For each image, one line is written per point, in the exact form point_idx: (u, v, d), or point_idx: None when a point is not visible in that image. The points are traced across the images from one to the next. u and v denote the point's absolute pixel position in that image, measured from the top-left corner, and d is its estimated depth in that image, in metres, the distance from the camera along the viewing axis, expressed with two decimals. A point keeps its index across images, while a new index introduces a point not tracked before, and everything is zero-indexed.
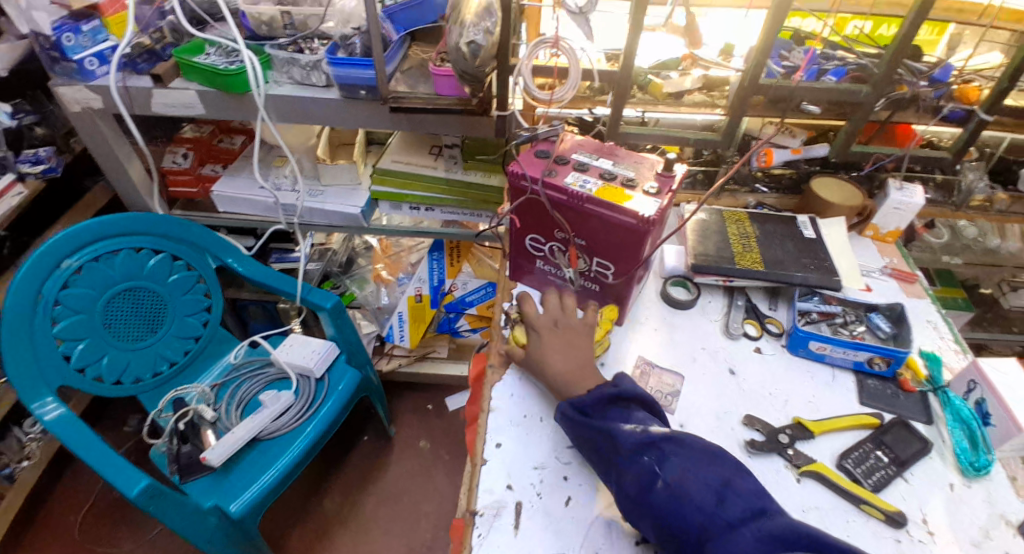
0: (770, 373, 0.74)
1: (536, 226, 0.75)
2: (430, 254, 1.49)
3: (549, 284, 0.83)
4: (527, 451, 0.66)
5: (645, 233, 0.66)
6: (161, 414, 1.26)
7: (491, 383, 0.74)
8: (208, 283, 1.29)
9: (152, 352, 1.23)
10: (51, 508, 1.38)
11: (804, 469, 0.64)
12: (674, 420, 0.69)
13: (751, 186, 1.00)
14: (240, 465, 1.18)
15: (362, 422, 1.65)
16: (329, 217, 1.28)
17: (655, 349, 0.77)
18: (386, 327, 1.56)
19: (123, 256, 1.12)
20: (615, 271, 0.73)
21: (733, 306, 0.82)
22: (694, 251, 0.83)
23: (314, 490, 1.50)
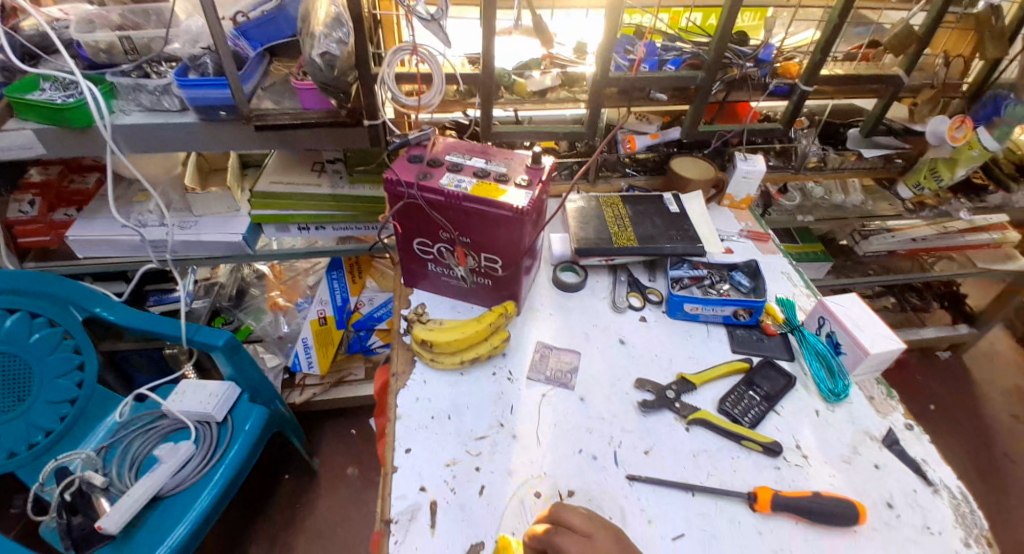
0: (655, 338, 0.81)
1: (421, 230, 0.77)
2: (329, 274, 1.44)
3: (444, 285, 0.84)
4: (437, 451, 0.66)
5: (522, 223, 0.69)
6: (42, 487, 1.12)
7: (394, 390, 0.73)
8: (76, 338, 1.15)
9: (21, 423, 1.10)
10: None
11: (691, 418, 0.71)
12: (575, 395, 0.73)
13: (622, 171, 1.08)
14: (141, 530, 1.08)
15: (281, 459, 1.57)
16: (209, 249, 1.20)
17: (551, 332, 0.81)
18: (291, 355, 1.49)
19: None
20: (503, 264, 0.76)
21: (618, 282, 0.88)
22: (575, 237, 0.88)
23: (235, 541, 1.41)
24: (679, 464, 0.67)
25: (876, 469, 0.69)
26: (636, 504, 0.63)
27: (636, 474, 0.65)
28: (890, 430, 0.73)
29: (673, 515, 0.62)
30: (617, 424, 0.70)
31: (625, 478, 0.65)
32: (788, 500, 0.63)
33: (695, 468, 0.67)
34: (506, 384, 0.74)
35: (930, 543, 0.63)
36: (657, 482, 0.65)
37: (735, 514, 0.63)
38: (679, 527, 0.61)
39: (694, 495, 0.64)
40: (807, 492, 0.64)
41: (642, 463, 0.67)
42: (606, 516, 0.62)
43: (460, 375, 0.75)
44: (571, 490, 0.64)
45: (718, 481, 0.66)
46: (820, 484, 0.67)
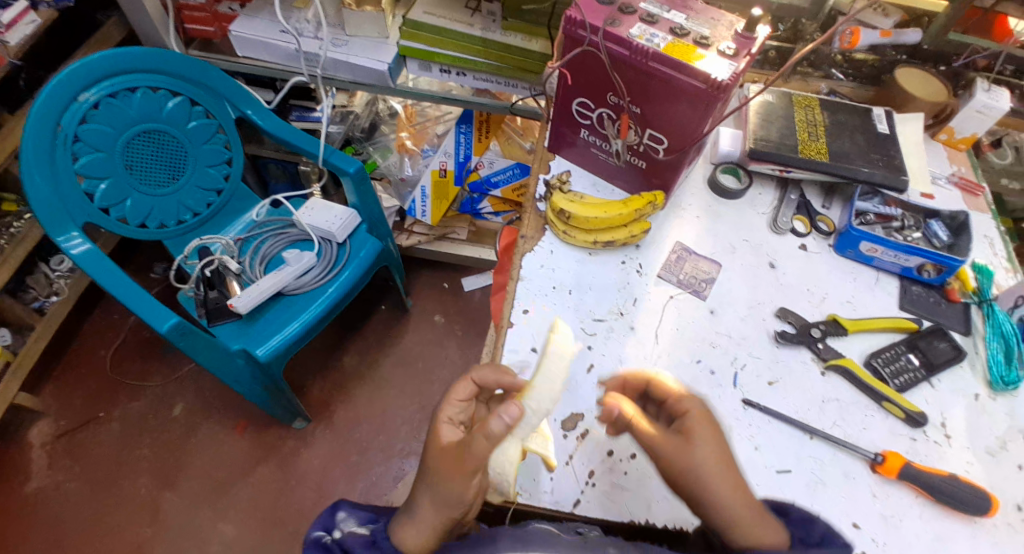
0: (811, 270, 0.72)
1: (586, 87, 0.68)
2: (458, 127, 1.39)
3: (591, 158, 0.76)
4: (554, 320, 0.66)
5: (712, 100, 0.59)
6: (186, 260, 1.28)
7: (521, 252, 0.71)
8: (228, 134, 1.26)
9: (176, 201, 1.23)
10: (81, 344, 1.55)
11: (830, 363, 0.64)
12: (705, 305, 0.67)
13: (827, 71, 0.92)
14: (266, 316, 1.23)
15: (379, 292, 1.69)
16: (354, 72, 1.19)
17: (696, 235, 0.73)
18: (408, 201, 1.52)
19: (141, 95, 1.09)
20: (668, 147, 0.67)
21: (785, 200, 0.77)
22: (755, 136, 0.76)
23: (333, 349, 1.58)
24: (802, 404, 0.62)
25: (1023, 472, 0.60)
26: (746, 429, 0.60)
27: (753, 401, 0.61)
28: None
29: (782, 449, 0.59)
30: (746, 345, 0.65)
31: (741, 402, 0.61)
32: (918, 473, 0.56)
33: (818, 413, 0.61)
34: (634, 276, 0.69)
35: None
36: (775, 415, 0.60)
37: (849, 469, 0.58)
38: (786, 463, 0.58)
39: (809, 438, 0.60)
40: (941, 471, 0.58)
41: (763, 392, 0.62)
42: None
43: (588, 256, 0.71)
44: None
45: (841, 433, 0.60)
46: (957, 470, 0.59)
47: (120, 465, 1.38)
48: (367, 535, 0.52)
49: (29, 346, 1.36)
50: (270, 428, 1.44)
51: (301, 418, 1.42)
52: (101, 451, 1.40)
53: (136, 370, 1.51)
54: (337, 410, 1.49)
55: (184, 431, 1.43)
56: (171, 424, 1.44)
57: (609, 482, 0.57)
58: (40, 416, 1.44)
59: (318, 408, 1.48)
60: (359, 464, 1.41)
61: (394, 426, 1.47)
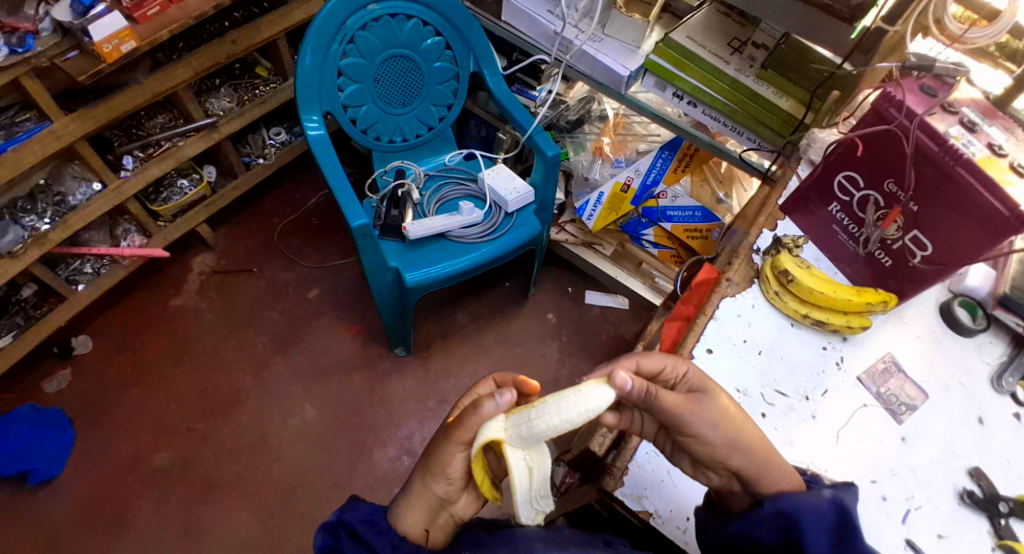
0: (1022, 445, 0.64)
1: (864, 164, 0.67)
2: (661, 151, 1.38)
3: (826, 235, 0.74)
4: (734, 372, 0.65)
5: (1009, 229, 0.55)
6: (382, 175, 1.42)
7: (720, 292, 0.71)
8: (460, 83, 1.38)
9: (398, 121, 1.38)
10: (261, 205, 1.76)
11: (1002, 542, 0.58)
12: (897, 429, 0.63)
13: None
14: (424, 248, 1.32)
15: (510, 270, 1.77)
16: (594, 68, 1.25)
17: (909, 356, 0.68)
18: (581, 199, 1.54)
19: (413, 24, 1.24)
20: (928, 256, 0.63)
21: (1016, 361, 0.69)
22: (1013, 283, 0.69)
23: (453, 301, 1.68)
24: None
25: None
26: None
27: (917, 545, 0.57)
28: None
29: None
30: (928, 489, 0.60)
31: (903, 540, 0.57)
32: None
33: None
34: (831, 367, 0.67)
35: None
36: None
37: None
38: None
39: None
40: None
41: (932, 544, 0.57)
42: None
43: (789, 325, 0.69)
44: None
45: None
46: None
47: (251, 316, 1.56)
48: (367, 515, 0.59)
49: (225, 190, 1.57)
50: (375, 342, 1.56)
51: (404, 346, 1.52)
52: (242, 297, 1.59)
53: (293, 246, 1.70)
54: (435, 355, 1.57)
55: (310, 313, 1.59)
56: (303, 301, 1.60)
57: None
58: (209, 248, 1.66)
59: (420, 346, 1.58)
60: (434, 410, 1.48)
61: None
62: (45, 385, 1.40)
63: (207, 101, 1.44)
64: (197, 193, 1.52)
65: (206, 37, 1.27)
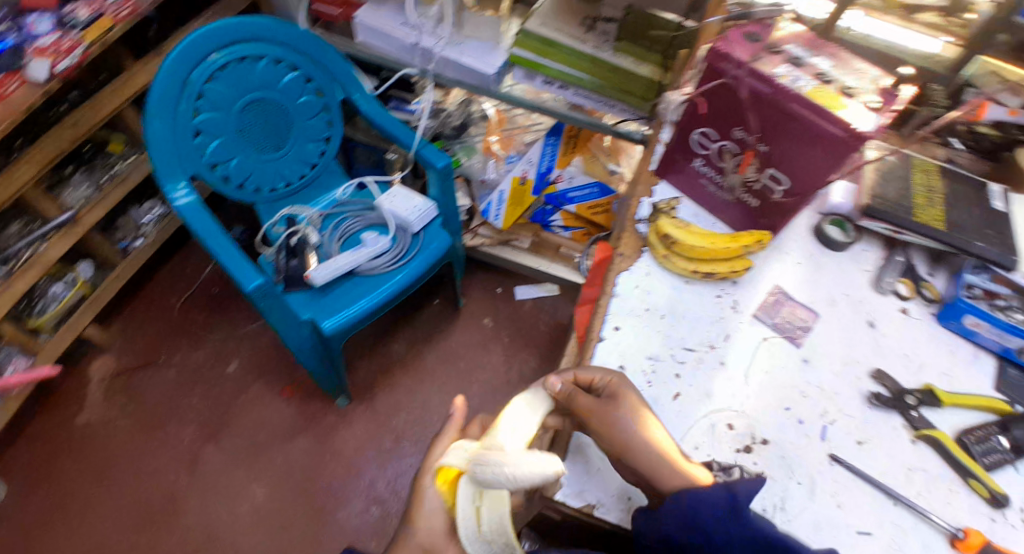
0: (910, 336, 0.70)
1: (713, 118, 0.69)
2: (547, 138, 1.39)
3: (699, 189, 0.77)
4: (644, 342, 0.67)
5: (847, 149, 0.58)
6: (273, 226, 1.34)
7: (616, 269, 0.73)
8: (331, 114, 1.32)
9: (275, 168, 1.30)
10: (152, 287, 1.64)
11: (922, 432, 0.62)
12: (798, 353, 0.67)
13: (946, 140, 0.91)
14: (336, 290, 1.27)
15: (434, 286, 1.74)
16: (461, 72, 1.23)
17: (795, 282, 0.72)
18: (484, 202, 1.54)
19: (263, 65, 1.17)
20: (787, 189, 0.67)
21: (891, 261, 0.75)
22: (872, 192, 0.75)
23: (384, 333, 1.63)
24: (887, 468, 0.60)
25: None
26: (827, 484, 0.59)
27: (840, 457, 0.60)
28: None
29: (861, 510, 0.57)
30: (839, 402, 0.64)
31: (826, 456, 0.60)
32: None
33: (904, 480, 0.60)
34: (728, 312, 0.69)
35: None
36: (860, 475, 0.59)
37: (929, 541, 0.56)
38: (867, 525, 0.56)
39: (892, 504, 0.58)
40: None
41: (852, 452, 0.61)
42: (795, 480, 0.58)
43: (685, 283, 0.71)
44: (766, 439, 0.61)
45: (925, 504, 0.58)
46: None
47: (172, 410, 1.45)
48: None
49: (108, 283, 1.45)
50: (312, 399, 1.49)
51: (344, 394, 1.46)
52: (157, 392, 1.47)
53: (200, 323, 1.59)
54: (379, 393, 1.52)
55: (235, 388, 1.49)
56: (224, 378, 1.50)
57: None
58: (106, 350, 1.53)
59: (360, 389, 1.52)
60: (391, 448, 1.43)
61: (431, 418, 1.49)
62: None
63: (62, 192, 1.29)
64: (76, 295, 1.39)
65: (42, 126, 1.14)
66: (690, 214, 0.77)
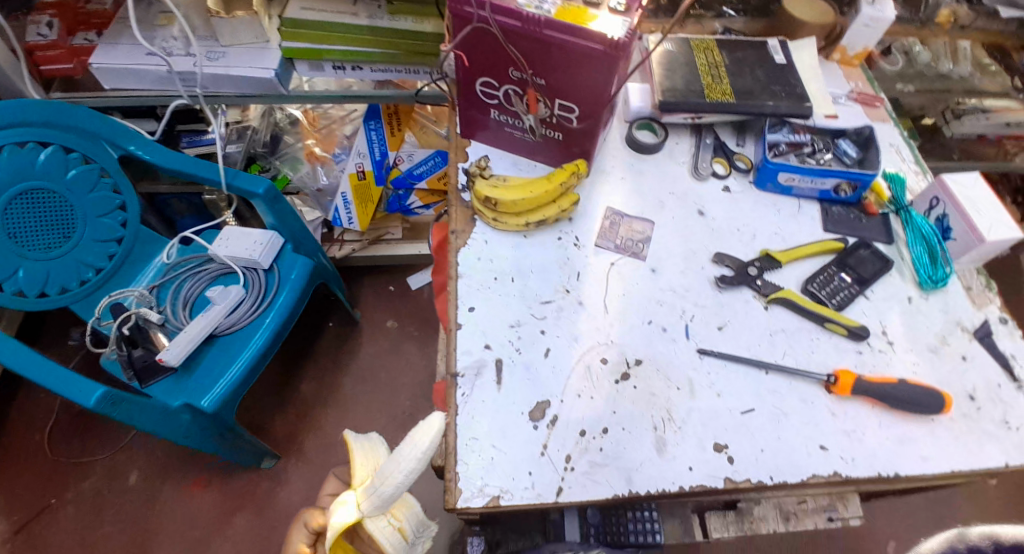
0: (739, 210, 0.73)
1: (483, 66, 0.65)
2: (367, 123, 1.32)
3: (506, 138, 0.74)
4: (502, 311, 0.64)
5: (612, 61, 0.58)
6: (100, 322, 1.16)
7: (454, 249, 0.69)
8: (115, 177, 1.13)
9: (72, 260, 1.11)
10: (1, 433, 1.38)
11: (772, 297, 0.66)
12: (645, 266, 0.68)
13: (719, 11, 0.95)
14: (201, 362, 1.14)
15: (323, 310, 1.62)
16: (237, 84, 1.10)
17: (624, 197, 0.73)
18: (331, 210, 1.44)
19: (7, 154, 0.99)
20: (579, 115, 0.66)
21: (702, 145, 0.78)
22: (663, 86, 0.76)
23: (287, 378, 1.50)
24: (752, 341, 0.63)
25: (962, 361, 0.64)
26: (705, 378, 0.61)
27: (707, 349, 0.62)
28: (983, 322, 0.67)
29: (741, 390, 0.60)
30: (691, 297, 0.66)
31: (696, 352, 0.62)
32: (870, 385, 0.59)
33: (769, 347, 0.63)
34: (572, 250, 0.68)
35: (1005, 436, 0.60)
36: (730, 358, 0.62)
37: (806, 394, 0.60)
38: (748, 403, 0.59)
39: (765, 373, 0.61)
40: (890, 378, 0.60)
41: (716, 338, 0.63)
42: (674, 387, 0.60)
43: (524, 238, 0.69)
44: (638, 359, 0.61)
45: (793, 360, 0.62)
46: (904, 373, 0.62)
47: (78, 552, 1.25)
48: None
49: None
50: (236, 475, 1.35)
51: (268, 456, 1.34)
52: (49, 543, 1.26)
53: (75, 452, 1.36)
54: (307, 440, 1.41)
55: (144, 500, 1.31)
56: (128, 493, 1.32)
57: (588, 461, 0.56)
58: None
59: (284, 443, 1.41)
60: None
61: None
62: None
63: None
64: None
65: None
66: (505, 166, 0.74)
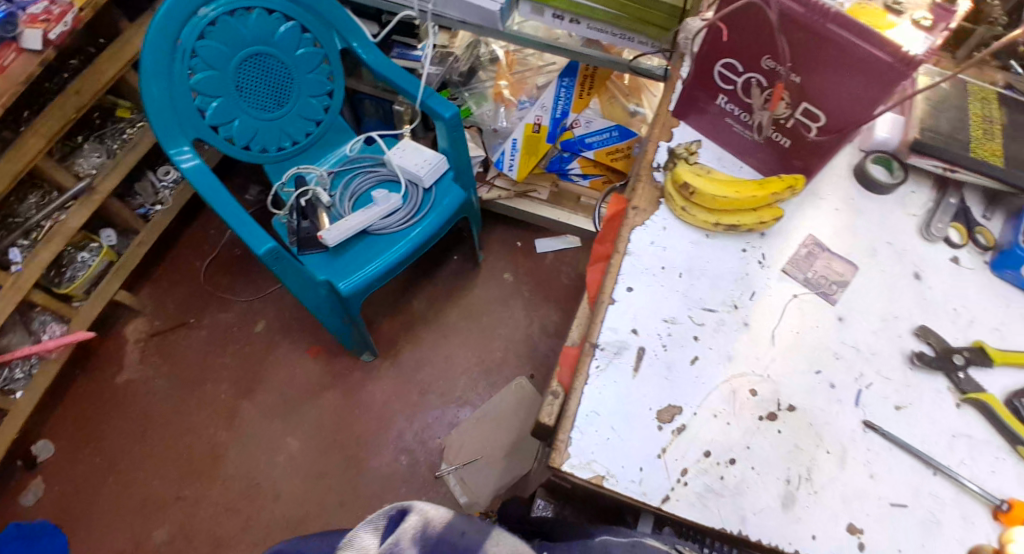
0: (960, 287, 0.63)
1: (738, 47, 0.61)
2: (560, 79, 1.32)
3: (722, 131, 0.69)
4: (660, 303, 0.61)
5: (892, 78, 0.51)
6: (282, 187, 1.31)
7: (629, 224, 0.67)
8: (333, 66, 1.25)
9: (278, 127, 1.25)
10: (179, 252, 1.62)
11: (968, 396, 0.57)
12: (833, 310, 0.61)
13: (1006, 63, 0.81)
14: (351, 251, 1.24)
15: (454, 242, 1.68)
16: (463, 11, 1.14)
17: (833, 231, 0.65)
18: (496, 152, 1.48)
19: (256, 16, 1.11)
20: (823, 126, 0.59)
21: (942, 204, 0.67)
22: (922, 125, 0.67)
23: (405, 291, 1.60)
24: (930, 435, 0.55)
25: None
26: (861, 452, 0.54)
27: (874, 424, 0.55)
28: None
29: (900, 479, 0.53)
30: (874, 363, 0.58)
31: (860, 424, 0.55)
32: None
33: (946, 449, 0.55)
34: (754, 267, 0.63)
35: None
36: (898, 444, 0.54)
37: (970, 513, 0.52)
38: (901, 496, 0.52)
39: (933, 474, 0.54)
40: None
41: (888, 416, 0.56)
42: (823, 448, 0.54)
43: (705, 237, 0.65)
44: (791, 406, 0.56)
45: (969, 472, 0.54)
46: None
47: (205, 369, 1.45)
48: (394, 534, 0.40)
49: (131, 250, 1.41)
50: (338, 357, 1.48)
51: (368, 351, 1.45)
52: (187, 353, 1.48)
53: (224, 287, 1.57)
54: (403, 350, 1.51)
55: (262, 348, 1.49)
56: (252, 337, 1.50)
57: (703, 483, 0.52)
58: (137, 313, 1.53)
59: (384, 345, 1.51)
60: (416, 403, 1.43)
61: (454, 374, 1.47)
62: (16, 502, 1.29)
63: (74, 162, 1.26)
64: (103, 262, 1.37)
65: (50, 97, 1.10)
66: (711, 156, 0.70)
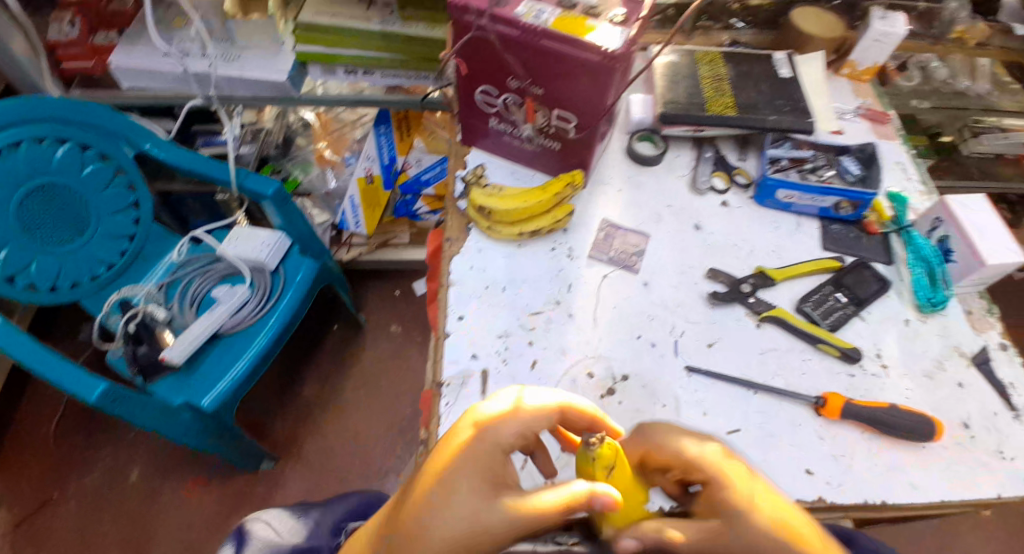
0: (736, 226, 0.72)
1: (485, 74, 0.66)
2: (377, 128, 1.35)
3: (504, 146, 0.75)
4: (491, 321, 0.64)
5: (607, 73, 0.58)
6: (108, 316, 1.19)
7: (448, 256, 0.69)
8: (131, 174, 1.12)
9: (86, 255, 1.11)
10: (16, 424, 1.41)
11: (765, 315, 0.65)
12: (638, 278, 0.67)
13: (727, 23, 0.92)
14: (205, 362, 1.16)
15: (330, 311, 1.62)
16: (252, 87, 1.12)
17: (622, 210, 0.73)
18: (338, 213, 1.44)
19: (24, 148, 0.96)
20: (577, 124, 0.66)
21: (702, 159, 0.77)
22: (664, 99, 0.75)
23: (292, 378, 1.51)
24: (743, 361, 0.62)
25: (958, 388, 0.62)
26: (691, 396, 0.60)
27: (695, 367, 0.62)
28: (982, 348, 0.65)
29: (729, 409, 0.59)
30: (682, 313, 0.65)
31: (684, 369, 0.61)
32: (859, 409, 0.58)
33: (760, 368, 0.62)
34: (565, 262, 0.68)
35: (1001, 468, 0.58)
36: (718, 377, 0.61)
37: (794, 416, 0.59)
38: (734, 423, 0.58)
39: (754, 394, 0.60)
40: (883, 403, 0.59)
41: (704, 355, 0.62)
42: (659, 404, 0.59)
43: (518, 247, 0.69)
44: (625, 375, 0.61)
45: (785, 382, 0.61)
46: (900, 398, 0.61)
47: (87, 544, 1.27)
48: None
49: None
50: (237, 474, 1.36)
51: (268, 457, 1.36)
52: (58, 536, 1.28)
53: (84, 445, 1.39)
54: (307, 440, 1.43)
55: (148, 497, 1.33)
56: (131, 489, 1.34)
57: None
58: None
59: (284, 443, 1.42)
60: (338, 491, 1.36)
61: (369, 445, 1.42)
62: None
63: None
64: None
65: None
66: (503, 173, 0.75)
